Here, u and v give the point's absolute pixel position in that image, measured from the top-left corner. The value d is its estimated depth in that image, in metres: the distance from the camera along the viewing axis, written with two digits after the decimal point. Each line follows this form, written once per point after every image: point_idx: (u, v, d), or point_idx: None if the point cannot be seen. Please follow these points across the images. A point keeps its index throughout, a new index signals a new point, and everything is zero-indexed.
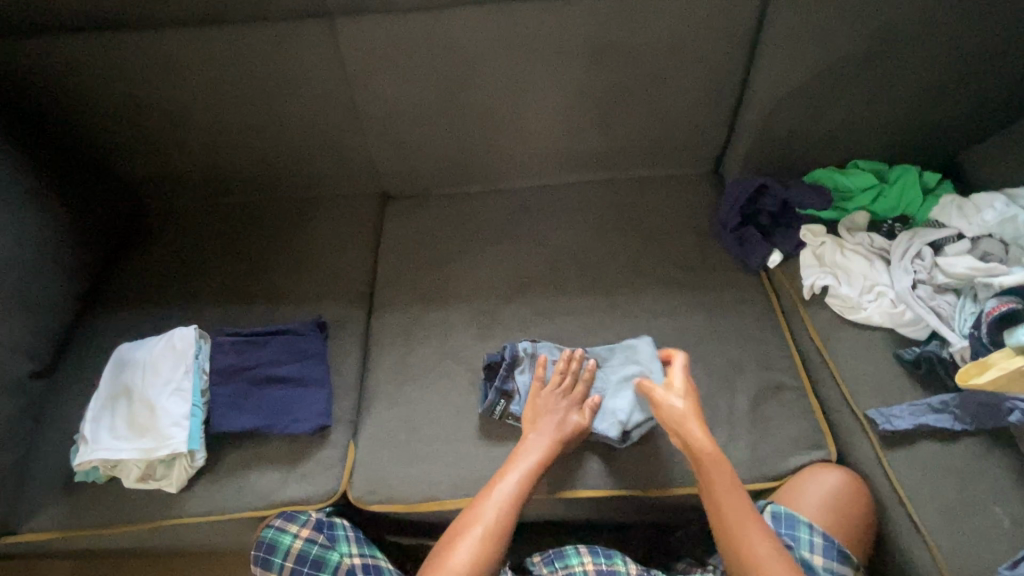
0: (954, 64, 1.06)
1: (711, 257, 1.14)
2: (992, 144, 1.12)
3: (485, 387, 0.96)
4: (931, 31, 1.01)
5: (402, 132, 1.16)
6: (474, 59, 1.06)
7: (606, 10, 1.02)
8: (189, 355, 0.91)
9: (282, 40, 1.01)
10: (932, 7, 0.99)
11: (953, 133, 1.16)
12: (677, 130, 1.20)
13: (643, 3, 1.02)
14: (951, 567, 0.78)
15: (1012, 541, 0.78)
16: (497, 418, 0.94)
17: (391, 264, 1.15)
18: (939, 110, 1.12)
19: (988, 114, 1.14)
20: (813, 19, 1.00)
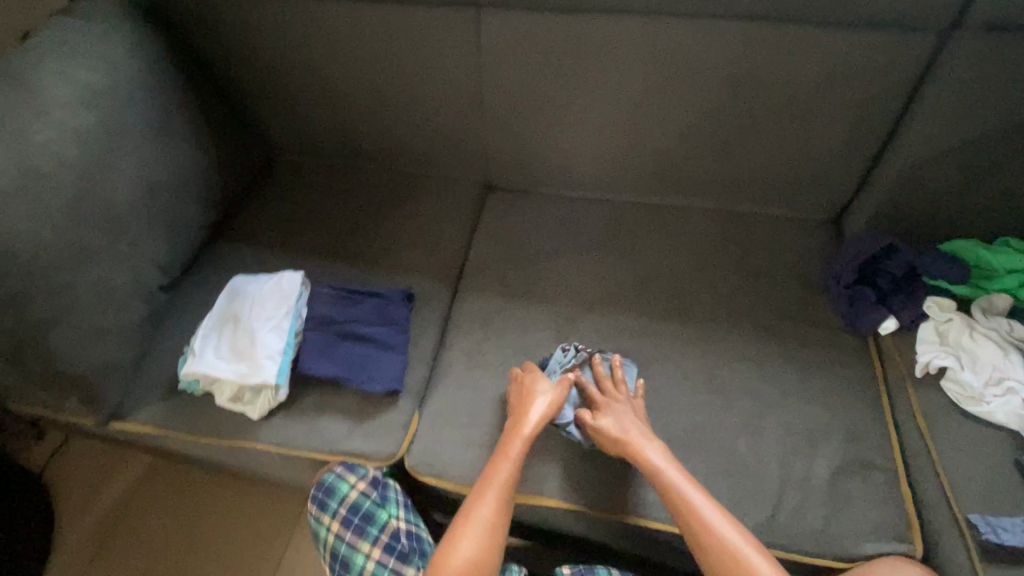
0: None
1: (815, 311, 1.07)
2: None
3: None
4: None
5: (520, 126, 1.18)
6: (607, 66, 1.06)
7: (754, 36, 0.98)
8: (293, 298, 0.98)
9: (429, 24, 1.06)
10: None
11: None
12: (804, 169, 1.13)
13: (796, 34, 0.97)
14: None
15: None
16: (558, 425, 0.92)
17: (483, 251, 1.18)
18: None
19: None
20: (991, 76, 0.91)
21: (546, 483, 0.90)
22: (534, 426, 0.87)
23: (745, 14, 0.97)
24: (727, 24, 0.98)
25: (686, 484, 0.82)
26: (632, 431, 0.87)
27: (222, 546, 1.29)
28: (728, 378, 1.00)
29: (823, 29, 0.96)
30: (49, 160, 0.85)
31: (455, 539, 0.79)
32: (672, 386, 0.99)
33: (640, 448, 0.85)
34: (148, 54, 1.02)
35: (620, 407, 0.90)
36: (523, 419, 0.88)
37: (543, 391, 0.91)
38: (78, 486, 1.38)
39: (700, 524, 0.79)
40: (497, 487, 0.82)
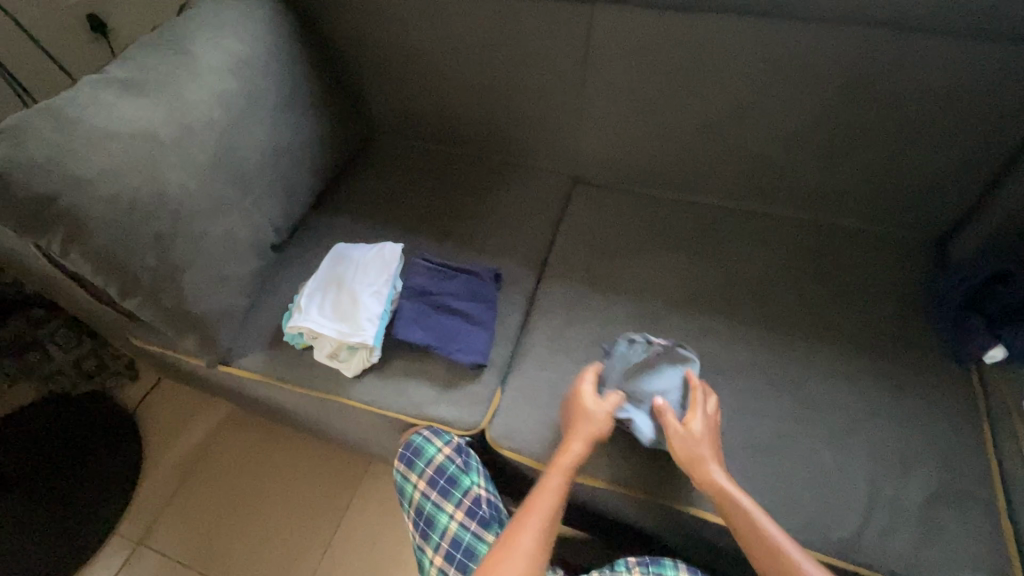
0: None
1: (913, 333, 1.03)
2: None
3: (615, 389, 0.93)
4: None
5: (618, 122, 1.19)
6: (717, 67, 1.06)
7: (877, 45, 0.96)
8: (393, 266, 1.04)
9: (545, 15, 1.10)
10: None
11: None
12: (911, 185, 1.09)
13: (923, 45, 0.94)
14: None
15: None
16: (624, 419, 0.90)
17: (568, 242, 1.20)
18: None
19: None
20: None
21: (624, 472, 0.91)
22: (584, 442, 0.86)
23: (873, 20, 0.95)
24: (850, 31, 0.97)
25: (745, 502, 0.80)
26: (703, 444, 0.85)
27: (289, 496, 1.37)
28: (815, 389, 0.98)
29: (955, 40, 0.93)
30: (201, 119, 0.94)
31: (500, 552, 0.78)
32: (757, 392, 0.98)
33: (707, 462, 0.83)
34: (283, 30, 1.09)
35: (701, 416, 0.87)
36: (572, 436, 0.87)
37: (599, 409, 0.89)
38: (165, 426, 1.49)
39: (763, 547, 0.76)
40: (545, 503, 0.82)
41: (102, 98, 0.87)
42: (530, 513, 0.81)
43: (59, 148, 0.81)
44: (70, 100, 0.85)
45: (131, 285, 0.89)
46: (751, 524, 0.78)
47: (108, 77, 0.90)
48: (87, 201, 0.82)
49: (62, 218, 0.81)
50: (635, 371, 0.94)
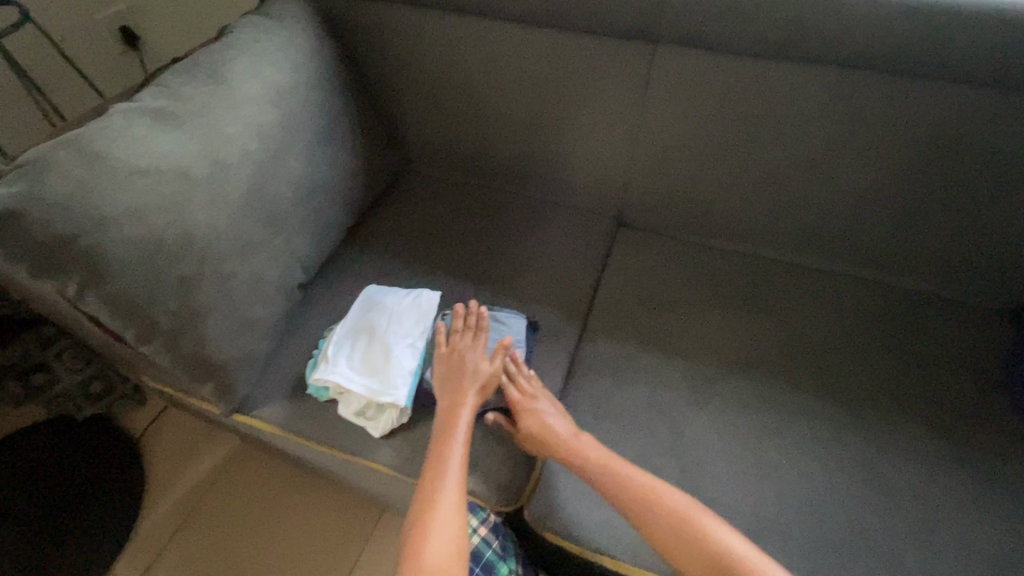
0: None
1: (999, 417, 0.93)
2: None
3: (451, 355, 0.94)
4: None
5: (671, 167, 1.11)
6: (785, 118, 0.98)
7: (967, 105, 0.88)
8: (429, 317, 0.97)
9: (607, 56, 1.03)
10: None
11: None
12: (995, 252, 1.00)
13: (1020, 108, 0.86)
14: None
15: None
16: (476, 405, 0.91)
17: (613, 294, 1.12)
18: None
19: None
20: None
21: (598, 531, 0.83)
22: (473, 404, 0.86)
23: (973, 78, 0.87)
24: (937, 88, 0.89)
25: (578, 441, 0.85)
26: (556, 424, 0.87)
27: (296, 545, 1.28)
28: (890, 478, 0.88)
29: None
30: (235, 153, 0.88)
31: (425, 527, 0.72)
32: (824, 474, 0.89)
33: (574, 444, 0.84)
34: (325, 62, 1.04)
35: (543, 397, 0.91)
36: (460, 401, 0.86)
37: (469, 349, 0.91)
38: (170, 460, 1.42)
39: (607, 479, 0.80)
40: (457, 470, 0.79)
41: (132, 129, 0.81)
42: (448, 483, 0.77)
43: (82, 183, 0.74)
44: (98, 130, 0.78)
45: (147, 330, 0.82)
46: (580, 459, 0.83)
47: (141, 107, 0.84)
48: (110, 241, 0.76)
49: (80, 258, 0.75)
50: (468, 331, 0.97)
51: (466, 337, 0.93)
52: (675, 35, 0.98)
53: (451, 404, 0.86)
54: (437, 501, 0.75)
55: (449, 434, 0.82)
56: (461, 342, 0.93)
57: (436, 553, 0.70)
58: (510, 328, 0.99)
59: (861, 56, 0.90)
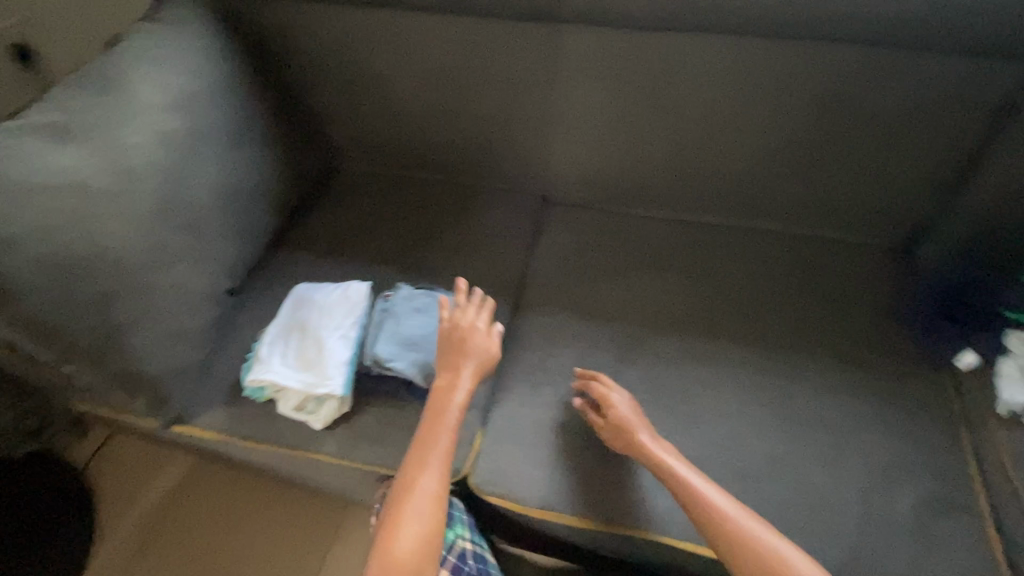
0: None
1: (892, 343, 1.03)
2: None
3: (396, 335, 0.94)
4: None
5: (587, 141, 1.16)
6: (683, 86, 1.05)
7: (840, 61, 0.96)
8: (361, 307, 0.98)
9: (514, 41, 1.06)
10: None
11: None
12: (878, 195, 1.10)
13: (883, 61, 0.95)
14: None
15: None
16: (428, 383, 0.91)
17: (546, 269, 1.17)
18: None
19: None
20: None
21: (541, 488, 0.91)
22: (465, 387, 0.87)
23: (842, 37, 0.95)
24: (813, 48, 0.97)
25: (643, 431, 0.87)
26: (641, 430, 0.87)
27: (260, 551, 1.29)
28: (800, 407, 0.97)
29: (925, 54, 0.94)
30: (141, 163, 0.87)
31: (401, 514, 0.75)
32: (743, 412, 0.97)
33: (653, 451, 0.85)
34: (230, 64, 1.03)
35: (627, 404, 0.91)
36: (453, 383, 0.87)
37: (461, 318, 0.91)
38: (118, 485, 1.38)
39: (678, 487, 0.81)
40: (441, 455, 0.80)
41: (23, 147, 0.79)
42: (429, 469, 0.79)
43: None
44: None
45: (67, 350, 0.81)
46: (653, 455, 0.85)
47: (32, 123, 0.82)
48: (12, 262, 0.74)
49: None
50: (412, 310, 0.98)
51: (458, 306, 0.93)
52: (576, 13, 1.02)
53: (445, 387, 0.87)
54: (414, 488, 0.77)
55: (437, 418, 0.84)
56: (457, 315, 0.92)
57: (407, 542, 0.72)
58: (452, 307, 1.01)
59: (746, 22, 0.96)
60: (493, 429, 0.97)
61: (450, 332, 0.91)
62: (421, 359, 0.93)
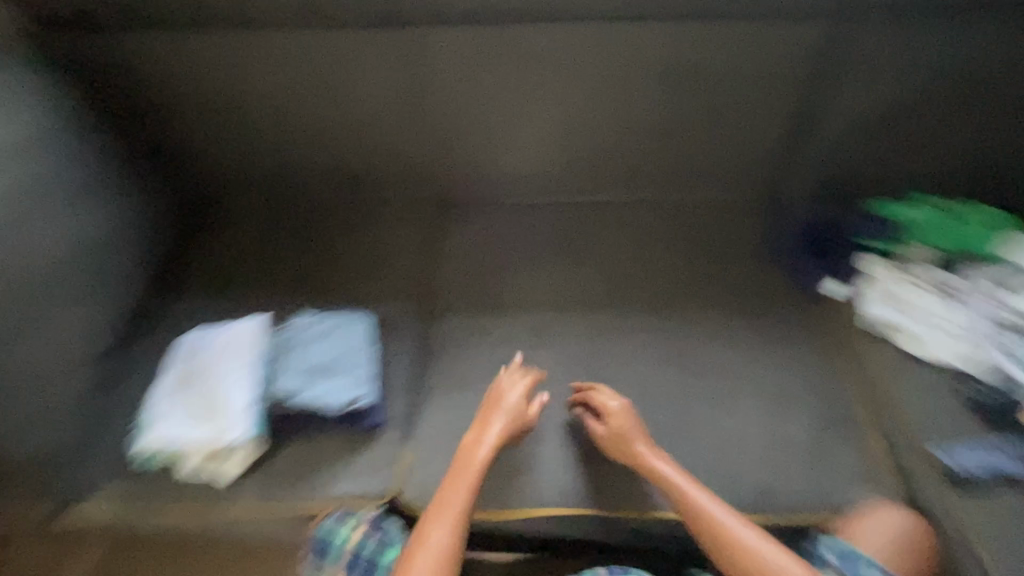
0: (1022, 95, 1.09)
1: (778, 288, 1.11)
2: None
3: (303, 368, 0.94)
4: (977, 83, 1.08)
5: (468, 137, 1.17)
6: (546, 73, 1.09)
7: (679, 36, 1.05)
8: (253, 347, 0.96)
9: (371, 45, 1.07)
10: (985, 55, 1.06)
11: (1006, 172, 1.17)
12: (742, 153, 1.19)
13: (715, 31, 1.05)
14: None
15: None
16: (343, 409, 0.91)
17: (446, 270, 1.15)
18: (993, 156, 1.15)
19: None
20: (893, 49, 1.05)
21: (475, 488, 0.91)
22: (495, 437, 0.88)
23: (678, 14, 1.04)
24: (653, 25, 1.05)
25: (642, 442, 0.90)
26: (639, 440, 0.90)
27: None
28: (703, 359, 1.03)
29: (747, 23, 1.05)
30: None
31: (411, 562, 0.78)
32: (653, 374, 1.02)
33: (650, 462, 0.88)
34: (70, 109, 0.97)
35: (620, 410, 0.93)
36: (482, 435, 0.89)
37: (512, 387, 0.94)
38: None
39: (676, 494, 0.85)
40: (458, 502, 0.82)
41: None
42: (444, 517, 0.81)
43: None
44: None
45: None
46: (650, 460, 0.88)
47: None
48: None
49: None
50: (314, 338, 0.98)
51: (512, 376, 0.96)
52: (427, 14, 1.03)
53: (476, 439, 0.89)
54: (428, 534, 0.80)
55: (463, 467, 0.86)
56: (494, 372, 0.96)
57: None
58: (355, 326, 1.01)
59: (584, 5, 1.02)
60: (418, 441, 0.94)
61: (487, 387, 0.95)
62: (331, 385, 0.93)
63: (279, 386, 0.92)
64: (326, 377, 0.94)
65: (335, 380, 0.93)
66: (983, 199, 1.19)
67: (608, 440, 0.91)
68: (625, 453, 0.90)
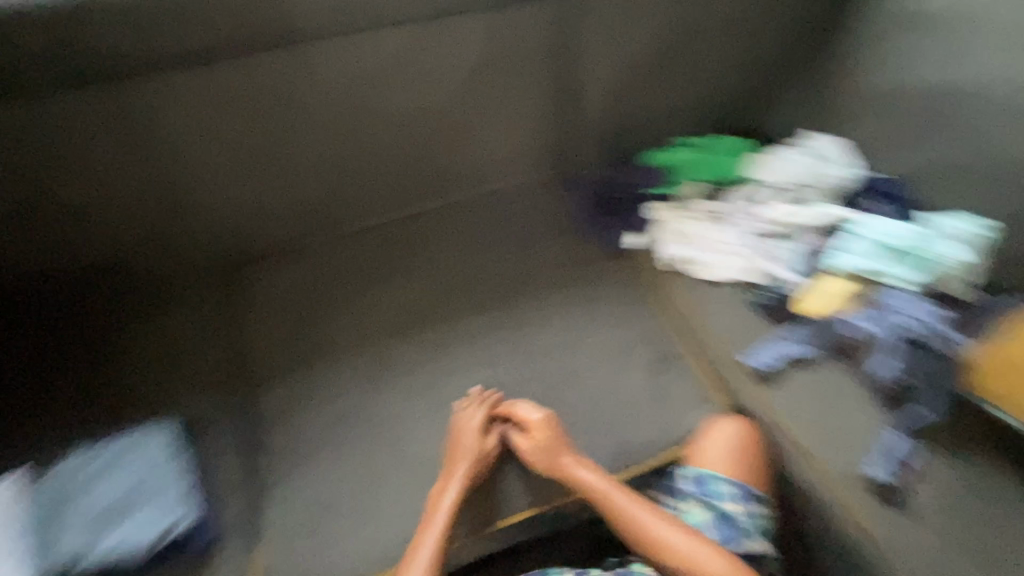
0: (757, 17, 1.14)
1: (586, 252, 1.15)
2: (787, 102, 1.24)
3: (91, 519, 0.82)
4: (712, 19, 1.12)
5: (226, 192, 1.02)
6: (285, 106, 0.97)
7: (415, 37, 0.96)
8: (13, 521, 0.81)
9: (46, 123, 0.87)
10: None
11: (759, 89, 1.25)
12: (528, 136, 1.16)
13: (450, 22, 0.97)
14: (830, 467, 0.90)
15: (866, 431, 0.91)
16: (154, 547, 0.81)
17: (253, 345, 1.02)
18: (743, 80, 1.23)
19: (799, 46, 1.22)
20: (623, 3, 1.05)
21: (340, 565, 0.84)
22: (455, 491, 0.86)
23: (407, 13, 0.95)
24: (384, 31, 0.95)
25: (569, 455, 0.89)
26: (565, 453, 0.89)
27: None
28: (542, 343, 1.04)
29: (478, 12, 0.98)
30: None
31: None
32: (496, 376, 1.01)
33: (573, 473, 0.88)
34: None
35: (540, 425, 0.90)
36: (443, 491, 0.86)
37: (467, 425, 0.92)
38: None
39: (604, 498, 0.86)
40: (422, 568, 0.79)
41: None
42: None
43: None
44: None
45: None
46: (567, 469, 0.88)
47: None
48: None
49: None
50: (96, 478, 0.85)
51: (469, 411, 0.94)
52: (102, 71, 0.86)
53: (438, 496, 0.86)
54: None
55: (427, 526, 0.83)
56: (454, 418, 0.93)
57: None
58: (145, 445, 0.88)
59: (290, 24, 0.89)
60: (267, 541, 0.86)
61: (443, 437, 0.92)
62: (132, 526, 0.82)
63: (64, 551, 0.79)
64: (123, 519, 0.82)
65: (135, 519, 0.82)
66: (752, 114, 1.28)
67: (538, 449, 0.89)
68: (546, 460, 0.89)
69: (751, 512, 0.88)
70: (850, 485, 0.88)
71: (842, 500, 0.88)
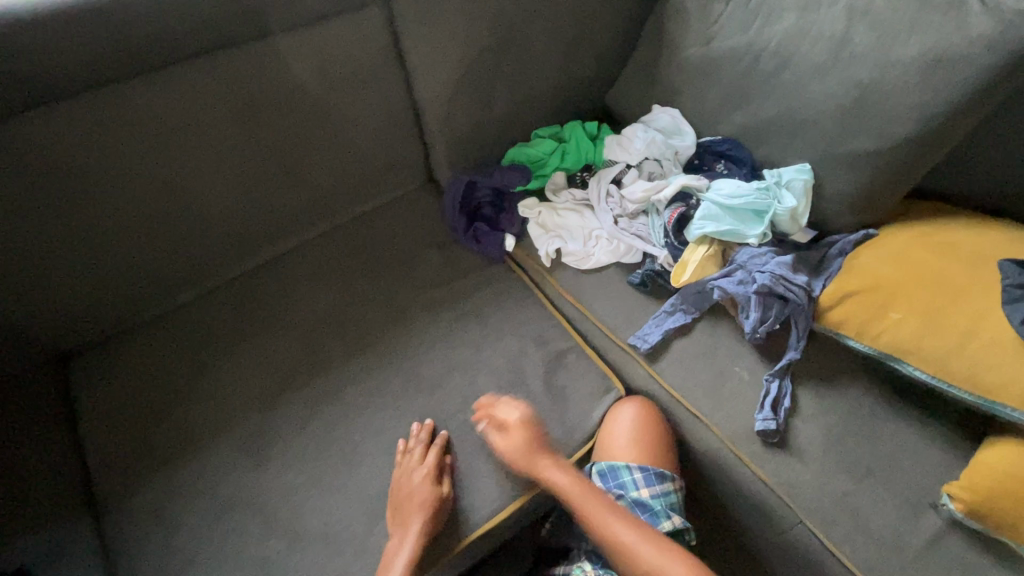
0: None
1: (464, 264, 1.12)
2: (629, 77, 1.24)
3: None
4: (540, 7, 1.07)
5: (24, 285, 0.87)
6: (74, 175, 0.84)
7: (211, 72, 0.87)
8: None
9: None
10: None
11: (602, 69, 1.25)
12: (374, 155, 1.10)
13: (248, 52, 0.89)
14: (728, 429, 0.92)
15: (753, 386, 0.93)
16: None
17: (100, 449, 0.90)
18: (586, 62, 1.21)
19: (633, 23, 1.22)
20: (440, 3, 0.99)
21: None
22: (418, 531, 0.80)
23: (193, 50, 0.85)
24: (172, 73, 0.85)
25: (542, 451, 0.87)
26: (538, 450, 0.87)
27: None
28: (431, 370, 0.99)
29: (279, 36, 0.90)
30: None
31: None
32: (387, 416, 0.94)
33: (544, 471, 0.85)
34: None
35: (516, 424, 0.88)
36: (406, 531, 0.80)
37: (417, 471, 0.85)
38: None
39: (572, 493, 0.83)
40: None
41: None
42: None
43: None
44: None
45: None
46: (545, 471, 0.85)
47: None
48: None
49: None
50: None
51: (416, 456, 0.87)
52: None
53: (399, 537, 0.80)
54: None
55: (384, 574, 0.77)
56: (411, 451, 0.88)
57: None
58: None
59: (42, 85, 0.77)
60: None
61: (399, 471, 0.87)
62: None
63: None
64: None
65: None
66: (594, 97, 1.29)
67: (518, 450, 0.87)
68: (526, 461, 0.86)
69: (663, 493, 0.89)
70: (745, 440, 0.90)
71: (741, 455, 0.90)
